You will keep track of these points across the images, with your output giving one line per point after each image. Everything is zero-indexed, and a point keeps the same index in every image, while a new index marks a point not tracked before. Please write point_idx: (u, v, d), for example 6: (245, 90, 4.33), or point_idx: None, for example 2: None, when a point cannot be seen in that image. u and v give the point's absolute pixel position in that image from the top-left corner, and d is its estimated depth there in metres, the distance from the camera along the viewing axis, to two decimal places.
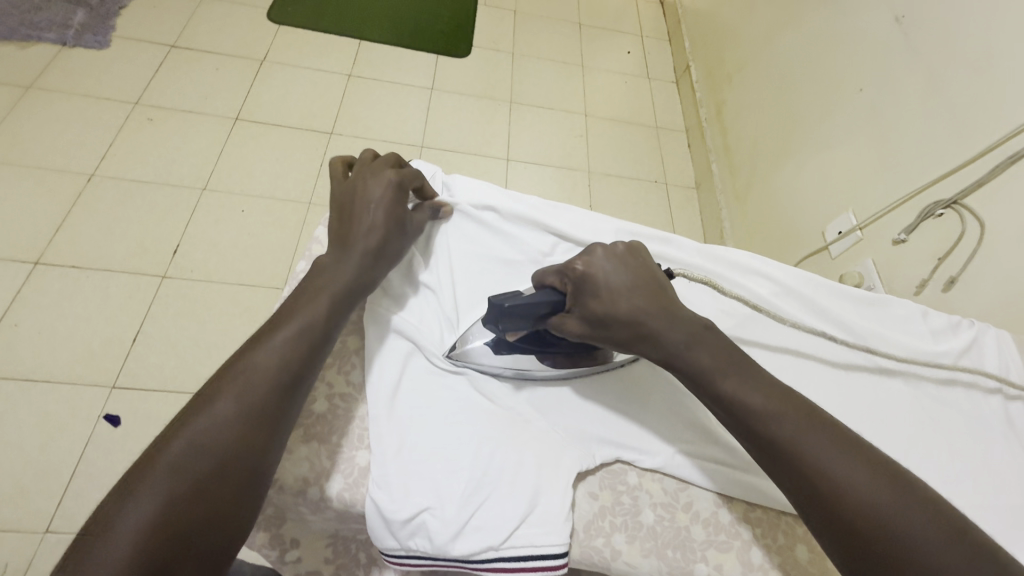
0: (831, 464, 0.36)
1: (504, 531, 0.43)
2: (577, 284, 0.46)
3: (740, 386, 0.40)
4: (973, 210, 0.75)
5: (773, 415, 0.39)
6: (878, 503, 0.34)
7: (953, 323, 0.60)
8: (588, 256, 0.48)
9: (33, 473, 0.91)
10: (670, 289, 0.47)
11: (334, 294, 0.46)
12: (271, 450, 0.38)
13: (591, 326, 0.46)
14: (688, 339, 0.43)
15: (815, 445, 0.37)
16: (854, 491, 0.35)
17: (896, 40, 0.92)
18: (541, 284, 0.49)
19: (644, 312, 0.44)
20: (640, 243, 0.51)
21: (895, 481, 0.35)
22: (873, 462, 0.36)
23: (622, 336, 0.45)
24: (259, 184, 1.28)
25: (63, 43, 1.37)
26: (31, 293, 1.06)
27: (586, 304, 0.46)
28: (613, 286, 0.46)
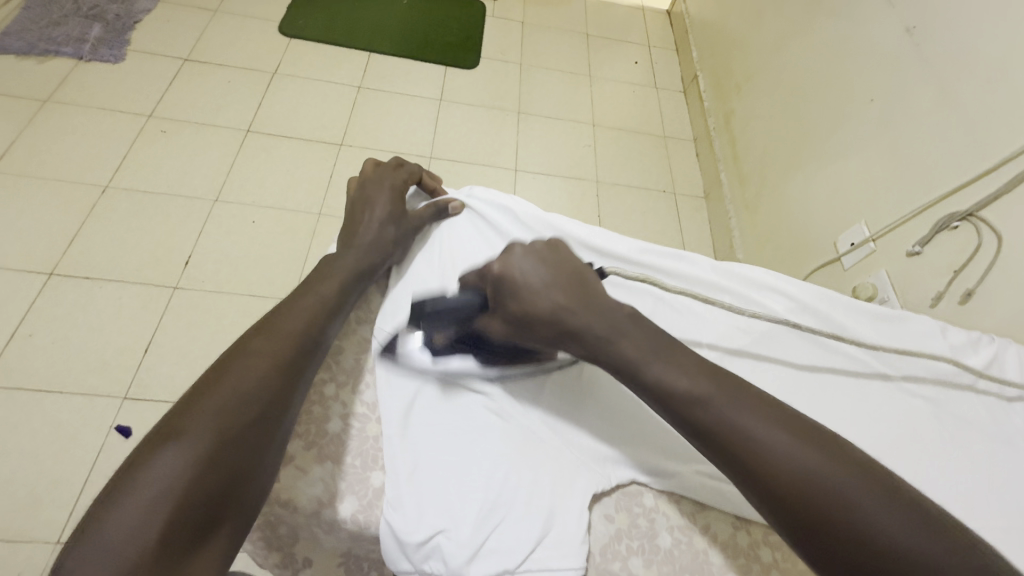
0: (758, 434, 0.36)
1: (520, 553, 0.43)
2: (495, 285, 0.46)
3: (667, 366, 0.40)
4: (989, 222, 0.74)
5: (695, 397, 0.38)
6: (806, 467, 0.34)
7: (972, 340, 0.59)
8: (506, 256, 0.46)
9: (46, 483, 0.91)
10: (594, 277, 0.46)
11: (343, 275, 0.52)
12: (293, 404, 0.42)
13: (515, 326, 0.45)
14: (609, 330, 0.42)
15: (742, 420, 0.37)
16: (787, 462, 0.35)
17: (907, 52, 0.92)
18: (464, 284, 0.50)
19: (564, 310, 0.43)
20: (561, 239, 0.49)
21: (816, 440, 0.36)
22: (793, 423, 0.37)
23: (545, 335, 0.44)
24: (270, 194, 1.29)
25: (79, 57, 1.40)
26: (45, 303, 1.07)
27: (506, 306, 0.45)
28: (529, 282, 0.44)
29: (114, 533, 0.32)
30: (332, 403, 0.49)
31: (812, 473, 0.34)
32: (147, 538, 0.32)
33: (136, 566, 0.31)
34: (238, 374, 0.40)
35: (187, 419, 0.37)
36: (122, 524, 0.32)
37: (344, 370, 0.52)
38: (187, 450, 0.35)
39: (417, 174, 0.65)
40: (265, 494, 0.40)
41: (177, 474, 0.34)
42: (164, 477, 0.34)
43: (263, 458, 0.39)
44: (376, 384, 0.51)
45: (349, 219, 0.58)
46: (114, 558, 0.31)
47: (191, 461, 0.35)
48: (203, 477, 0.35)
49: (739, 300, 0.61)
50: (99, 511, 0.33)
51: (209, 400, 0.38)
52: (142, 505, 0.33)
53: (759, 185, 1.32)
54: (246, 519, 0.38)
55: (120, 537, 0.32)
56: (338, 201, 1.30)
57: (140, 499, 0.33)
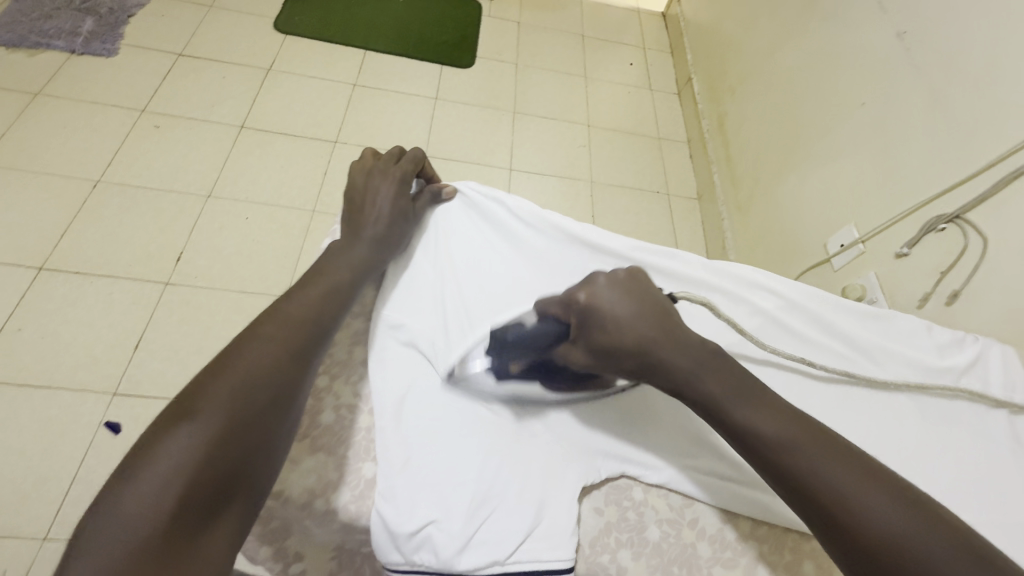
0: (849, 488, 0.34)
1: (509, 544, 0.43)
2: (581, 316, 0.46)
3: (752, 409, 0.39)
4: (975, 224, 0.75)
5: (781, 441, 0.37)
6: (900, 531, 0.32)
7: (957, 339, 0.60)
8: (590, 286, 0.47)
9: (34, 479, 0.91)
10: (674, 311, 0.46)
11: (353, 267, 0.52)
12: (303, 389, 0.42)
13: (599, 356, 0.45)
14: (696, 363, 0.42)
15: (835, 476, 0.34)
16: (879, 525, 0.32)
17: (897, 56, 0.93)
18: (546, 313, 0.50)
19: (651, 340, 0.43)
20: (638, 266, 0.49)
21: (915, 505, 0.33)
22: (888, 482, 0.34)
23: (629, 366, 0.44)
24: (263, 191, 1.28)
25: (71, 51, 1.38)
26: (34, 298, 1.06)
27: (591, 336, 0.45)
28: (617, 315, 0.44)
29: (128, 506, 0.32)
30: (325, 395, 0.50)
31: (906, 541, 0.31)
32: (159, 512, 0.32)
33: (150, 539, 0.31)
34: (249, 356, 0.40)
35: (198, 399, 0.37)
36: (138, 497, 0.32)
37: (338, 363, 0.52)
38: (201, 431, 0.35)
39: (421, 163, 0.64)
40: (274, 476, 0.41)
41: (191, 453, 0.35)
42: (177, 454, 0.34)
43: (272, 441, 0.39)
44: (371, 376, 0.51)
45: (355, 210, 0.57)
46: (126, 532, 0.31)
47: (203, 440, 0.35)
48: (214, 455, 0.35)
49: (730, 297, 0.62)
50: (112, 487, 0.33)
51: (222, 382, 0.38)
52: (155, 480, 0.33)
53: (751, 188, 1.33)
54: (255, 499, 0.38)
55: (133, 509, 0.32)
56: (333, 198, 1.30)
57: (153, 474, 0.33)
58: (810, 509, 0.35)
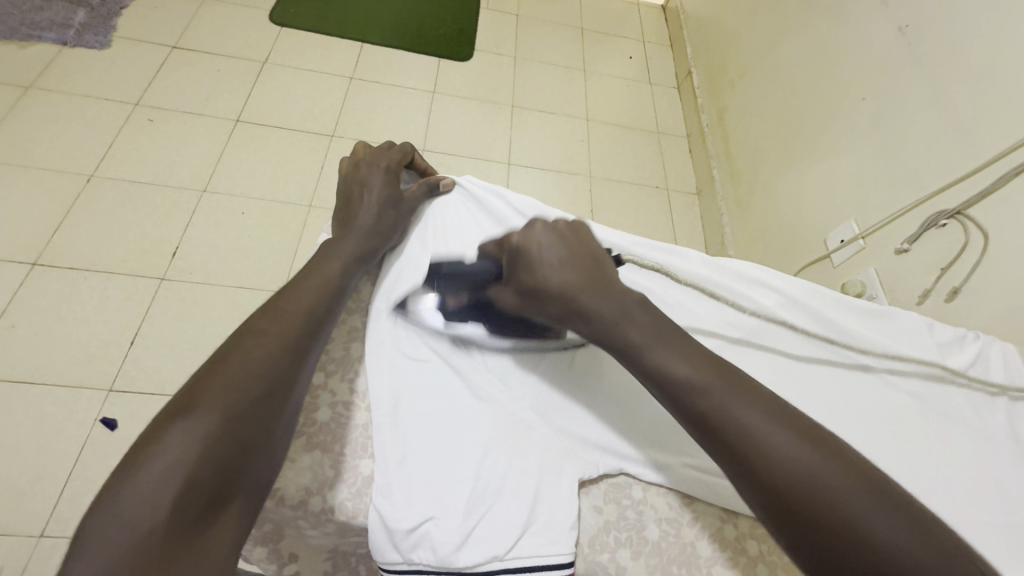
0: (751, 423, 0.35)
1: (509, 540, 0.43)
2: (512, 255, 0.48)
3: (668, 356, 0.40)
4: (976, 220, 0.75)
5: (694, 383, 0.38)
6: (796, 459, 0.33)
7: (959, 336, 0.60)
8: (526, 231, 0.48)
9: (29, 476, 0.90)
10: (608, 264, 0.47)
11: (345, 257, 0.52)
12: (299, 383, 0.42)
13: (526, 298, 0.46)
14: (618, 315, 0.42)
15: (741, 413, 0.36)
16: (778, 457, 0.34)
17: (899, 50, 0.92)
18: (485, 254, 0.53)
19: (575, 288, 0.44)
20: (584, 223, 0.50)
21: (809, 435, 0.35)
22: (787, 415, 0.36)
23: (554, 313, 0.44)
24: (259, 186, 1.27)
25: (63, 43, 1.37)
26: (28, 294, 1.05)
27: (519, 277, 0.46)
28: (545, 258, 0.45)
29: (128, 503, 0.31)
30: (321, 392, 0.49)
31: (799, 467, 0.33)
32: (160, 509, 0.32)
33: (152, 536, 0.31)
34: (246, 351, 0.40)
35: (196, 395, 0.36)
36: (139, 494, 0.32)
37: (334, 360, 0.52)
38: (200, 424, 0.35)
39: (410, 155, 0.65)
40: (273, 472, 0.40)
41: (191, 447, 0.34)
42: (176, 450, 0.34)
43: (269, 434, 0.38)
44: (367, 372, 0.50)
45: (347, 201, 0.57)
46: (129, 531, 0.30)
47: (204, 435, 0.35)
48: (215, 449, 0.35)
49: (729, 292, 0.61)
50: (112, 485, 0.32)
51: (220, 376, 0.38)
52: (155, 477, 0.32)
53: (751, 182, 1.32)
54: (256, 496, 0.38)
55: (135, 505, 0.31)
56: (330, 193, 1.29)
57: (153, 469, 0.33)
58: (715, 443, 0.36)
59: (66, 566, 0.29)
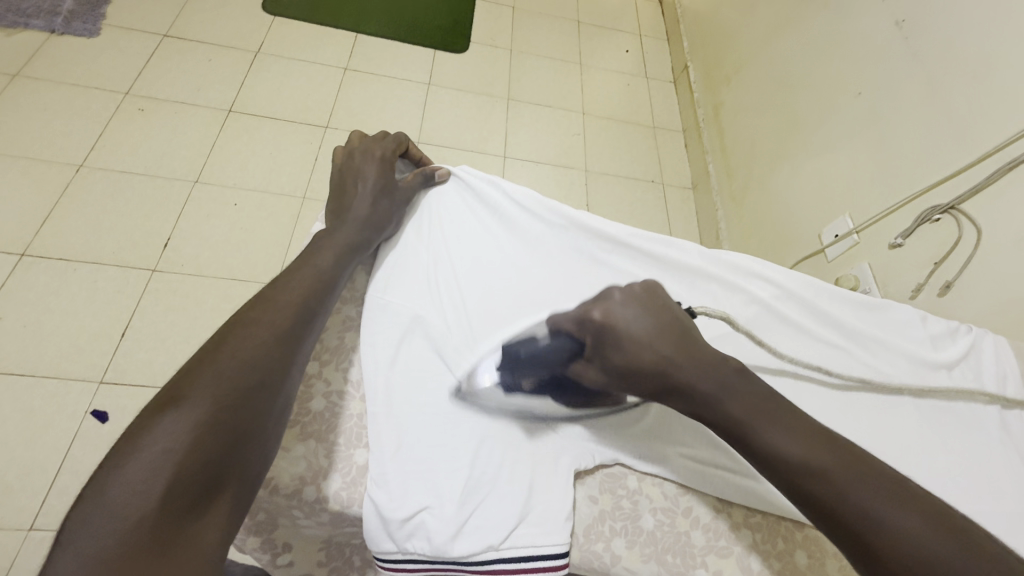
0: (890, 519, 0.32)
1: (503, 530, 0.43)
2: (597, 335, 0.42)
3: (779, 434, 0.37)
4: (970, 215, 0.75)
5: (810, 466, 0.35)
6: (950, 567, 0.30)
7: (951, 329, 0.60)
8: (607, 303, 0.43)
9: (19, 469, 0.89)
10: (692, 327, 0.43)
11: (339, 248, 0.51)
12: (292, 373, 0.42)
13: (614, 375, 0.43)
14: (716, 385, 0.39)
15: (875, 506, 0.33)
16: (931, 565, 0.30)
17: (896, 44, 0.92)
18: (557, 330, 0.46)
19: (670, 362, 0.40)
20: (655, 279, 0.45)
21: (953, 530, 0.32)
22: (926, 506, 0.33)
23: (647, 388, 0.41)
24: (253, 177, 1.26)
25: (51, 30, 1.34)
26: (16, 285, 1.04)
27: (608, 356, 0.42)
28: (634, 336, 0.41)
29: (117, 493, 0.31)
30: (315, 381, 0.49)
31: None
32: (150, 497, 0.31)
33: (141, 525, 0.30)
34: (237, 341, 0.39)
35: (187, 385, 0.36)
36: (128, 484, 0.31)
37: (328, 349, 0.51)
38: (190, 414, 0.35)
39: (404, 144, 0.64)
40: (267, 462, 0.40)
41: (181, 436, 0.34)
42: (166, 440, 0.33)
43: (262, 424, 0.38)
44: (362, 361, 0.50)
45: (341, 191, 0.57)
46: (117, 520, 0.30)
47: (194, 425, 0.34)
48: (206, 439, 0.34)
49: (726, 286, 0.61)
50: (100, 476, 0.32)
51: (210, 366, 0.37)
52: (144, 466, 0.32)
53: (746, 177, 1.32)
54: (251, 485, 0.37)
55: (124, 495, 0.31)
56: (323, 185, 1.27)
57: (143, 459, 0.33)
58: (848, 543, 0.33)
59: (54, 555, 0.29)
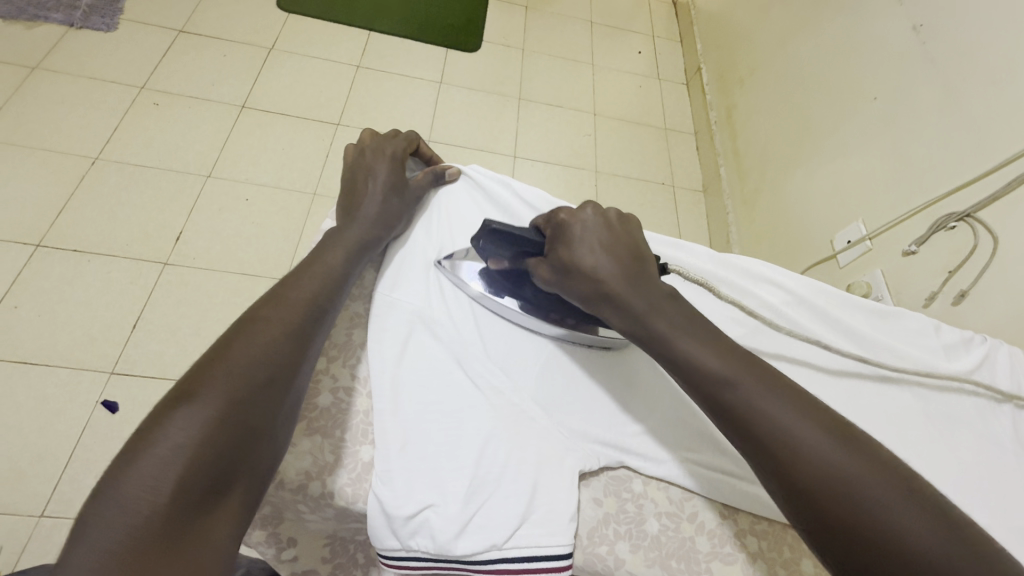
0: (784, 421, 0.35)
1: (507, 530, 0.43)
2: (556, 231, 0.48)
3: (695, 345, 0.40)
4: (987, 224, 0.74)
5: (721, 374, 0.38)
6: (828, 458, 0.33)
7: (965, 339, 0.59)
8: (575, 212, 0.48)
9: (30, 456, 0.90)
10: (651, 259, 0.46)
11: (349, 245, 0.51)
12: (302, 370, 0.42)
13: (558, 271, 0.47)
14: (648, 303, 0.42)
15: (769, 408, 0.36)
16: (814, 458, 0.33)
17: (913, 49, 0.91)
18: (532, 224, 0.51)
19: (608, 271, 0.44)
20: (635, 217, 0.50)
21: (841, 430, 0.35)
22: (819, 412, 0.36)
23: (584, 289, 0.45)
24: (264, 172, 1.27)
25: (70, 24, 1.36)
26: (31, 275, 1.06)
27: (557, 252, 0.47)
28: (586, 239, 0.46)
29: (129, 488, 0.31)
30: (322, 377, 0.49)
31: (833, 468, 0.33)
32: (161, 492, 0.32)
33: (152, 521, 0.31)
34: (250, 338, 0.40)
35: (199, 381, 0.36)
36: (140, 478, 0.32)
37: (336, 346, 0.51)
38: (202, 410, 0.35)
39: (416, 143, 0.65)
40: (278, 458, 0.40)
41: (194, 431, 0.34)
42: (178, 436, 0.34)
43: (272, 421, 0.38)
44: (369, 359, 0.50)
45: (352, 188, 0.57)
46: (129, 515, 0.30)
47: (205, 420, 0.35)
48: (217, 434, 0.35)
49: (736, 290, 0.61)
50: (113, 471, 0.32)
51: (223, 362, 0.38)
52: (157, 462, 0.32)
53: (758, 181, 1.31)
54: (261, 481, 0.38)
55: (136, 490, 0.31)
56: (334, 181, 1.28)
57: (155, 454, 0.33)
58: (747, 441, 0.36)
59: (67, 548, 0.29)
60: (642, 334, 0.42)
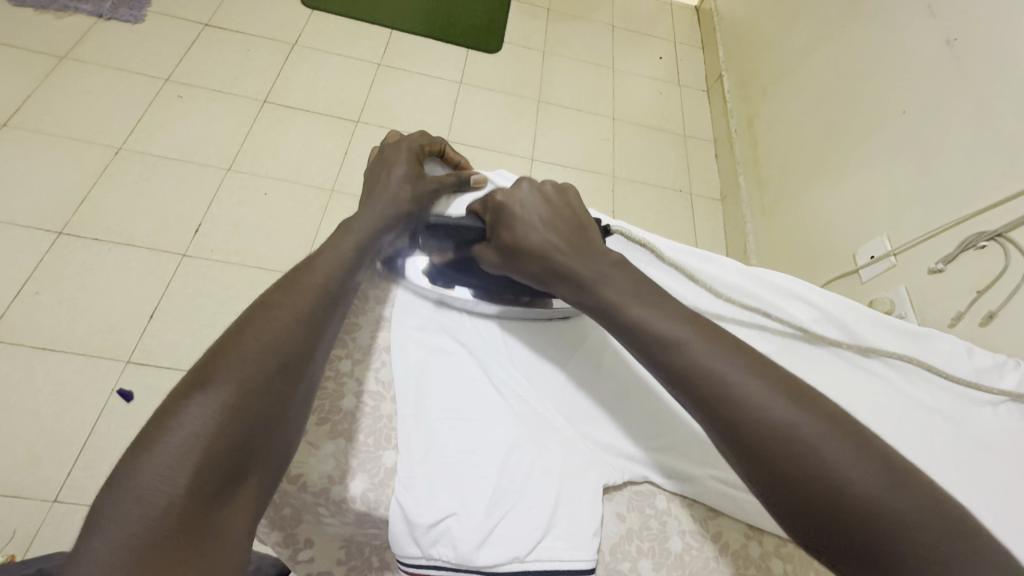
0: (728, 377, 0.37)
1: (529, 542, 0.42)
2: (495, 215, 0.52)
3: (646, 313, 0.42)
4: (1018, 244, 0.72)
5: (673, 339, 0.39)
6: (786, 420, 0.34)
7: (1000, 363, 0.57)
8: (509, 189, 0.53)
9: (46, 441, 0.91)
10: (593, 228, 0.50)
11: (363, 232, 0.52)
12: (315, 359, 0.42)
13: (504, 253, 0.51)
14: (594, 271, 0.45)
15: (714, 364, 0.37)
16: (767, 419, 0.35)
17: (945, 63, 0.89)
18: (471, 212, 0.56)
19: (553, 246, 0.48)
20: (573, 187, 0.54)
21: (791, 385, 0.36)
22: (763, 368, 0.37)
23: (534, 270, 0.48)
24: (283, 167, 1.27)
25: (98, 15, 1.38)
26: (53, 262, 1.07)
27: (501, 236, 0.51)
28: (525, 216, 0.50)
29: (144, 477, 0.32)
30: (347, 379, 0.49)
31: (788, 427, 0.34)
32: (177, 483, 0.32)
33: (169, 512, 0.31)
34: (262, 326, 0.40)
35: (214, 368, 0.37)
36: (156, 469, 0.32)
37: (360, 348, 0.51)
38: (216, 399, 0.35)
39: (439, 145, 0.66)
40: (290, 447, 0.40)
41: (208, 421, 0.34)
42: (194, 424, 0.34)
43: (285, 410, 0.38)
44: (393, 362, 0.50)
45: (371, 183, 0.59)
46: (146, 507, 0.31)
47: (220, 409, 0.35)
48: (231, 424, 0.35)
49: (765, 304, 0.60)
50: (128, 460, 0.33)
51: (236, 349, 0.38)
52: (172, 451, 0.33)
53: (778, 191, 1.29)
54: (273, 471, 0.38)
55: (152, 480, 0.31)
56: (352, 178, 1.28)
57: (171, 444, 0.33)
58: (695, 399, 0.38)
59: (85, 537, 0.30)
60: (595, 304, 0.45)
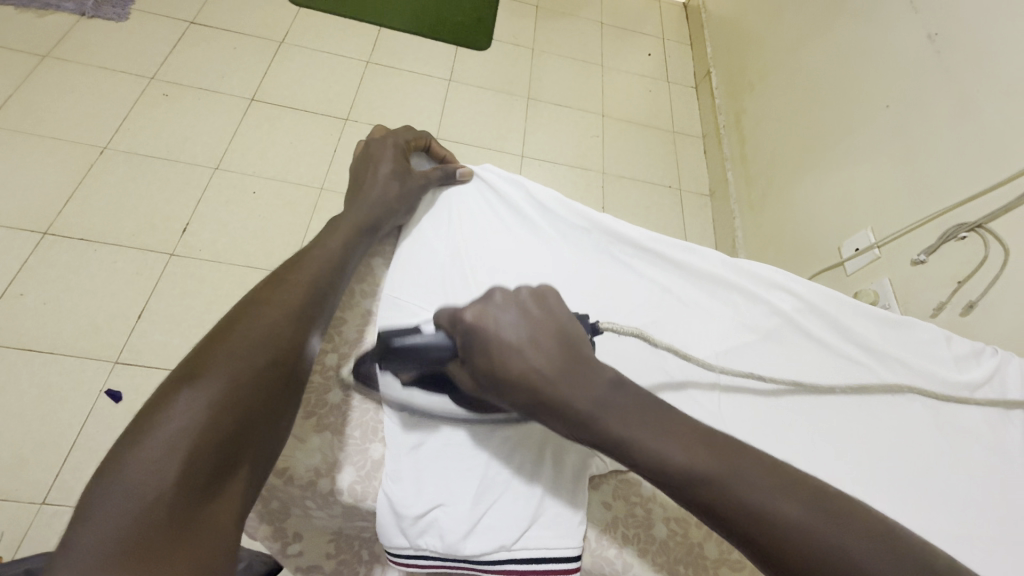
0: (758, 504, 0.33)
1: (516, 530, 0.43)
2: (466, 339, 0.40)
3: (668, 446, 0.36)
4: (997, 234, 0.73)
5: (697, 473, 0.34)
6: (830, 544, 0.32)
7: (976, 350, 0.59)
8: (482, 303, 0.40)
9: (33, 443, 0.90)
10: (582, 342, 0.40)
11: (351, 231, 0.53)
12: (304, 357, 0.43)
13: (483, 383, 0.40)
14: (594, 405, 0.36)
15: (740, 490, 0.33)
16: (826, 560, 0.31)
17: (927, 58, 0.91)
18: (439, 324, 0.44)
19: (541, 375, 0.37)
20: (553, 287, 0.42)
21: (823, 503, 0.34)
22: (784, 479, 0.35)
23: (518, 402, 0.38)
24: (271, 166, 1.27)
25: (81, 13, 1.36)
26: (38, 263, 1.06)
27: (474, 362, 0.39)
28: (504, 340, 0.38)
29: (133, 471, 0.32)
30: (333, 374, 0.49)
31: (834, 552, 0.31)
32: (166, 476, 0.32)
33: (158, 505, 0.31)
34: (250, 323, 0.40)
35: (202, 364, 0.37)
36: (145, 462, 0.32)
37: (346, 342, 0.52)
38: (205, 393, 0.35)
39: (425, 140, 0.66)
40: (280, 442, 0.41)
41: (196, 415, 0.34)
42: (183, 418, 0.34)
43: (275, 406, 0.39)
44: (377, 355, 0.51)
45: (357, 179, 0.59)
46: (136, 499, 0.31)
47: (209, 403, 0.35)
48: (220, 418, 0.35)
49: (749, 294, 0.60)
50: (116, 455, 0.33)
51: (224, 346, 0.39)
52: (161, 445, 0.33)
53: (765, 187, 1.31)
54: (263, 464, 0.38)
55: (142, 473, 0.31)
56: (341, 176, 1.28)
57: (160, 438, 0.33)
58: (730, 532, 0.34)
59: (74, 530, 0.29)
60: (604, 441, 0.37)
